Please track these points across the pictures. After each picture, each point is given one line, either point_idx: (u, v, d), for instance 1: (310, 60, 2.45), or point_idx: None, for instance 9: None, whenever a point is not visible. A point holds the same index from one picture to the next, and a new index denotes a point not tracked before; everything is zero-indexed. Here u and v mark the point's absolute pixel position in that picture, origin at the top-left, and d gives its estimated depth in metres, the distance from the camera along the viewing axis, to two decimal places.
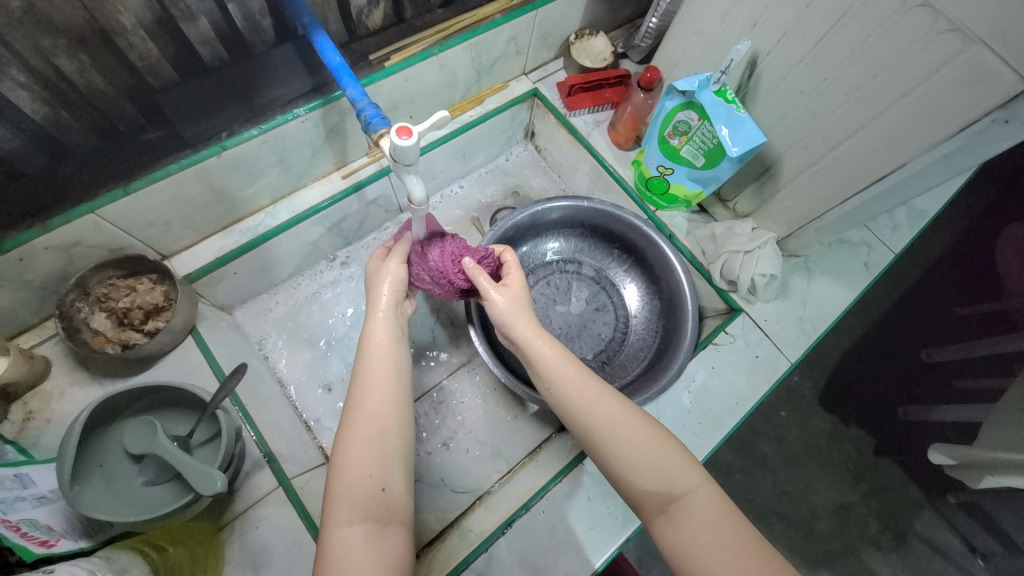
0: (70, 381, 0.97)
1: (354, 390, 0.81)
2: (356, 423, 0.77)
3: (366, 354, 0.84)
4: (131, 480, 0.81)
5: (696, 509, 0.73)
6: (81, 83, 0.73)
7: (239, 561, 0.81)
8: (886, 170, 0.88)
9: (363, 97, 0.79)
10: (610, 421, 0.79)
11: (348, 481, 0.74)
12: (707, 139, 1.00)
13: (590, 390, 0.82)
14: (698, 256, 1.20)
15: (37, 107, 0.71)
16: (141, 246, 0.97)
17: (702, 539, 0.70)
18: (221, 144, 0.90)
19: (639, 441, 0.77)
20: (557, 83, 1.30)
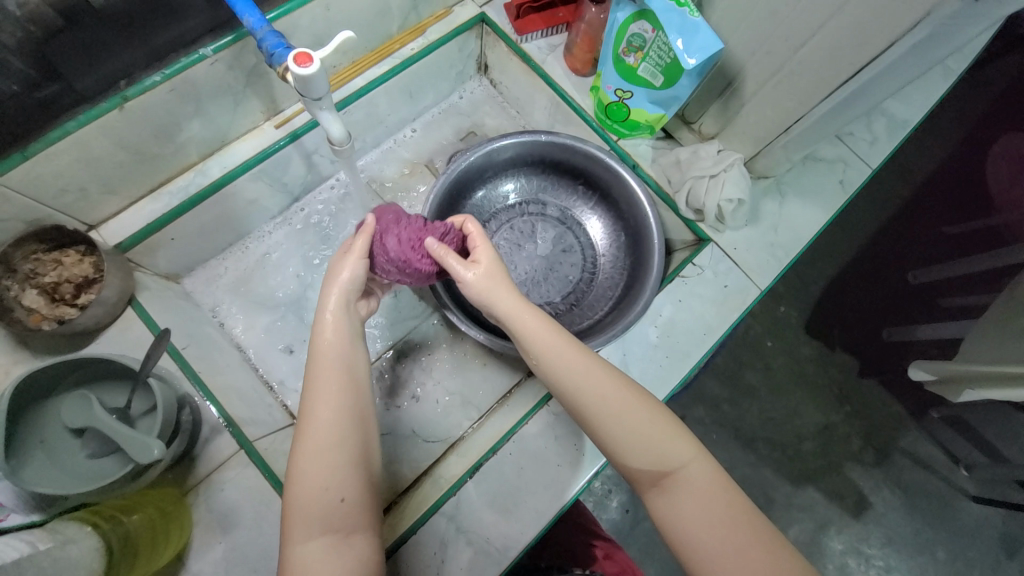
0: (12, 361, 0.91)
1: (307, 398, 0.80)
2: (312, 431, 0.78)
3: (317, 361, 0.82)
4: (75, 453, 0.82)
5: (687, 481, 0.79)
6: None
7: (208, 522, 0.85)
8: (853, 70, 0.83)
9: (262, 24, 0.77)
10: (595, 398, 0.82)
11: (304, 491, 0.76)
12: (664, 53, 0.96)
13: (582, 369, 0.82)
14: (664, 185, 1.15)
15: None
16: (60, 215, 0.94)
17: (693, 511, 0.77)
18: (123, 96, 0.86)
19: (630, 419, 0.81)
20: (505, 5, 1.21)
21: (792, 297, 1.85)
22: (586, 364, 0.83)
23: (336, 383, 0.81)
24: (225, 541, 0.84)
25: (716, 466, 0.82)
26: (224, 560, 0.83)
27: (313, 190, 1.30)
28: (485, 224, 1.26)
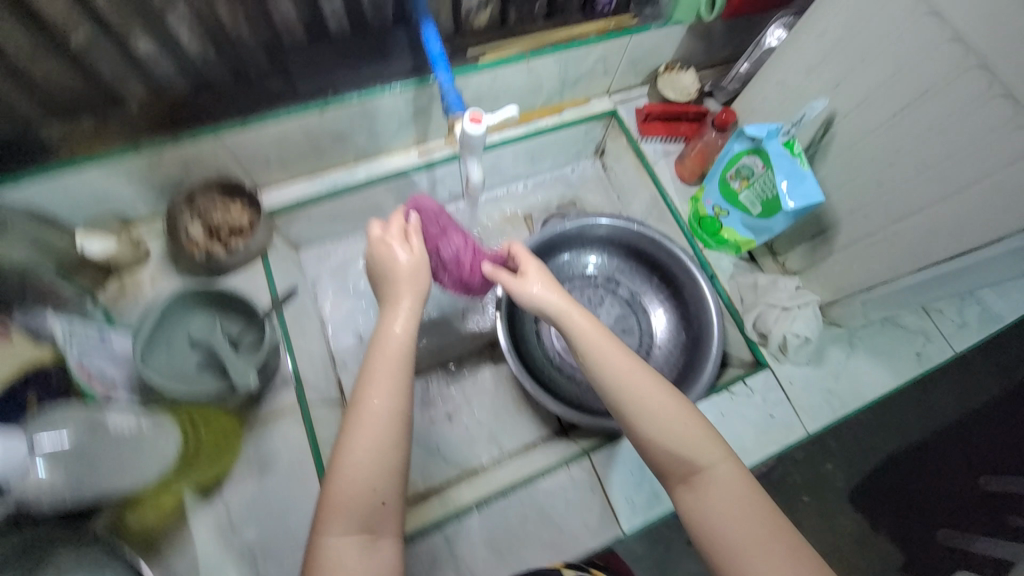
0: (160, 273, 0.71)
1: (361, 382, 0.52)
2: (366, 432, 0.49)
3: (381, 351, 0.53)
4: (184, 359, 0.59)
5: (712, 487, 0.51)
6: (202, 6, 0.56)
7: (248, 460, 0.61)
8: (961, 252, 0.53)
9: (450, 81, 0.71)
10: (664, 428, 0.53)
11: (353, 480, 0.48)
12: (768, 188, 0.66)
13: (620, 375, 0.55)
14: (736, 303, 0.78)
15: (175, 23, 0.56)
16: (240, 174, 0.72)
17: (732, 514, 0.50)
18: (242, 122, 0.65)
19: (671, 426, 0.53)
20: (639, 108, 0.89)
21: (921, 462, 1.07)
22: (624, 361, 0.56)
23: (401, 383, 0.53)
24: (254, 489, 0.60)
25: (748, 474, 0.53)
26: (238, 516, 0.58)
27: None
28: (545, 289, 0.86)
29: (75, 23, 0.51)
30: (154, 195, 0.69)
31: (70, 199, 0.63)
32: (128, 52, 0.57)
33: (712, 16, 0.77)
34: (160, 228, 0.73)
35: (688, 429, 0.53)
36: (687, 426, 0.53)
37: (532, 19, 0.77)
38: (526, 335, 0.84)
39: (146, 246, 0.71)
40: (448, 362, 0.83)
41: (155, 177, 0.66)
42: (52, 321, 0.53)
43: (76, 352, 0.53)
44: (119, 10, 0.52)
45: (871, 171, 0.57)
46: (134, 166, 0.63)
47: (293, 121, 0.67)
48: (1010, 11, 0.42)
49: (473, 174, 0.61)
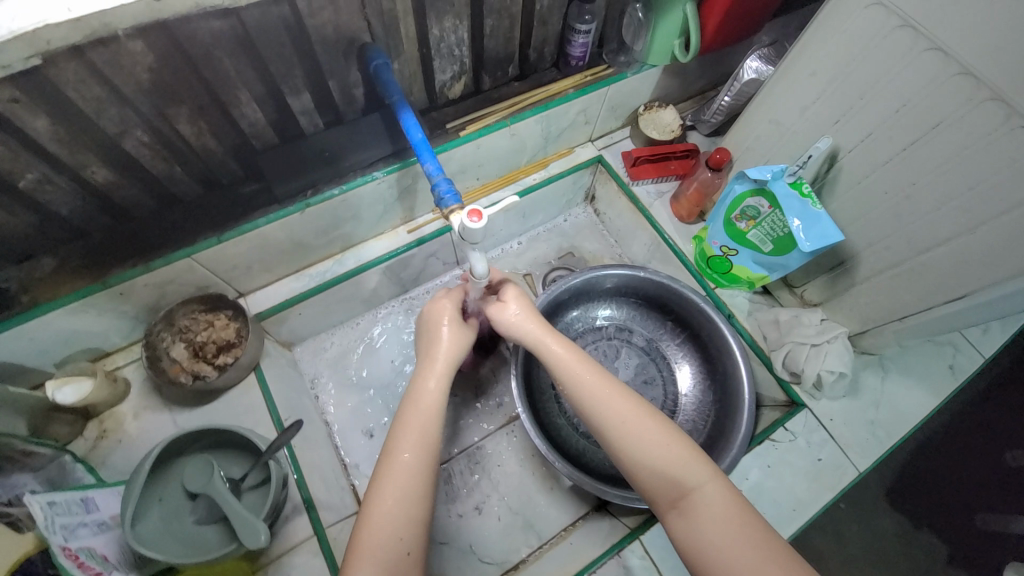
0: (148, 405, 0.66)
1: (392, 435, 0.50)
2: (395, 481, 0.46)
3: (414, 405, 0.51)
4: (180, 513, 0.52)
5: (704, 511, 0.46)
6: (164, 129, 0.52)
7: None
8: (999, 283, 0.50)
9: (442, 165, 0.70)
10: (643, 448, 0.49)
11: (380, 533, 0.44)
12: (778, 228, 0.63)
13: (606, 399, 0.52)
14: (758, 341, 0.75)
15: (135, 151, 0.52)
16: (222, 286, 0.67)
17: (725, 539, 0.44)
18: (219, 237, 0.60)
19: (656, 447, 0.49)
20: (625, 151, 0.87)
21: (987, 479, 0.96)
22: (608, 388, 0.53)
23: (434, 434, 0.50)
24: None
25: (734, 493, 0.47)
26: None
27: (427, 277, 0.88)
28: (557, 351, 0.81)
29: (24, 167, 0.47)
30: (131, 324, 0.64)
31: (36, 346, 0.57)
32: (86, 185, 0.52)
33: (688, 58, 0.76)
34: (136, 354, 0.67)
35: (666, 448, 0.49)
36: (670, 446, 0.49)
37: (506, 83, 0.76)
38: (546, 405, 0.78)
39: (123, 376, 0.66)
40: (468, 445, 0.78)
41: (130, 306, 0.61)
42: (25, 500, 0.44)
43: (59, 533, 0.45)
44: (71, 147, 0.48)
45: (886, 204, 0.55)
46: (105, 301, 0.58)
47: (274, 225, 0.63)
48: (1013, 45, 0.41)
49: (478, 267, 0.52)
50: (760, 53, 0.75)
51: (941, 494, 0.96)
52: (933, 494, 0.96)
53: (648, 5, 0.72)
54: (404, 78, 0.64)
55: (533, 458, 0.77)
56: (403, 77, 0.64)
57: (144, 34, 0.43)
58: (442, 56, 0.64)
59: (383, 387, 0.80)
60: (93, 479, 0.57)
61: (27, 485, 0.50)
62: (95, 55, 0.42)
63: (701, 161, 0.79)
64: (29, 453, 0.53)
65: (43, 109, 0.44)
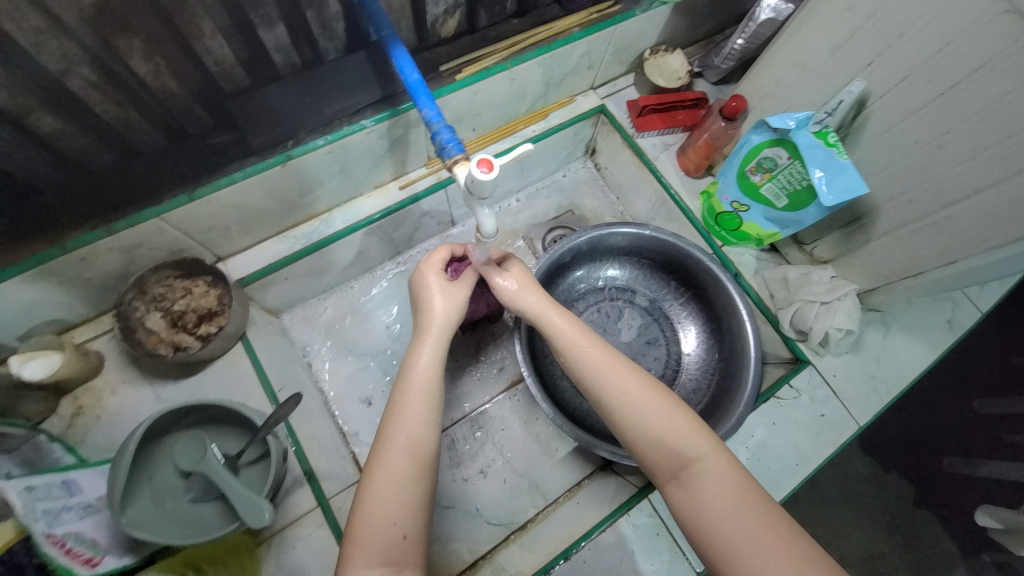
0: (126, 379, 0.61)
1: (388, 414, 0.47)
2: (388, 465, 0.44)
3: (409, 382, 0.48)
4: (172, 493, 0.49)
5: (705, 481, 0.45)
6: (116, 67, 0.44)
7: None
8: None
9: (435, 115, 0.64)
10: (645, 423, 0.47)
11: (380, 507, 0.42)
12: (797, 181, 0.60)
13: (608, 371, 0.50)
14: (767, 299, 0.73)
15: (82, 92, 0.44)
16: (198, 249, 0.61)
17: (724, 509, 0.43)
18: (191, 195, 0.54)
19: (654, 420, 0.47)
20: (629, 100, 0.81)
21: (963, 425, 1.00)
22: (609, 360, 0.50)
23: (433, 407, 0.47)
24: None
25: (736, 465, 0.46)
26: None
27: (421, 238, 0.83)
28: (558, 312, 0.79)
29: None
30: (98, 292, 0.58)
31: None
32: (28, 133, 0.45)
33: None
34: (106, 326, 0.62)
35: (673, 423, 0.47)
36: (671, 417, 0.47)
37: (503, 20, 0.68)
38: (549, 368, 0.76)
39: (93, 350, 0.60)
40: (469, 410, 0.76)
41: (95, 274, 0.55)
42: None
43: (41, 519, 0.42)
44: (2, 86, 0.40)
45: (916, 153, 0.52)
46: (66, 268, 0.52)
47: (253, 181, 0.57)
48: None
49: (487, 225, 0.48)
50: None
51: (922, 441, 1.00)
52: (914, 445, 1.00)
53: None
54: (392, 11, 0.56)
55: (536, 422, 0.76)
56: (391, 8, 0.56)
57: None
58: None
59: (379, 354, 0.77)
60: (74, 459, 0.53)
61: (4, 468, 0.47)
62: None
63: (712, 110, 0.74)
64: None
65: None
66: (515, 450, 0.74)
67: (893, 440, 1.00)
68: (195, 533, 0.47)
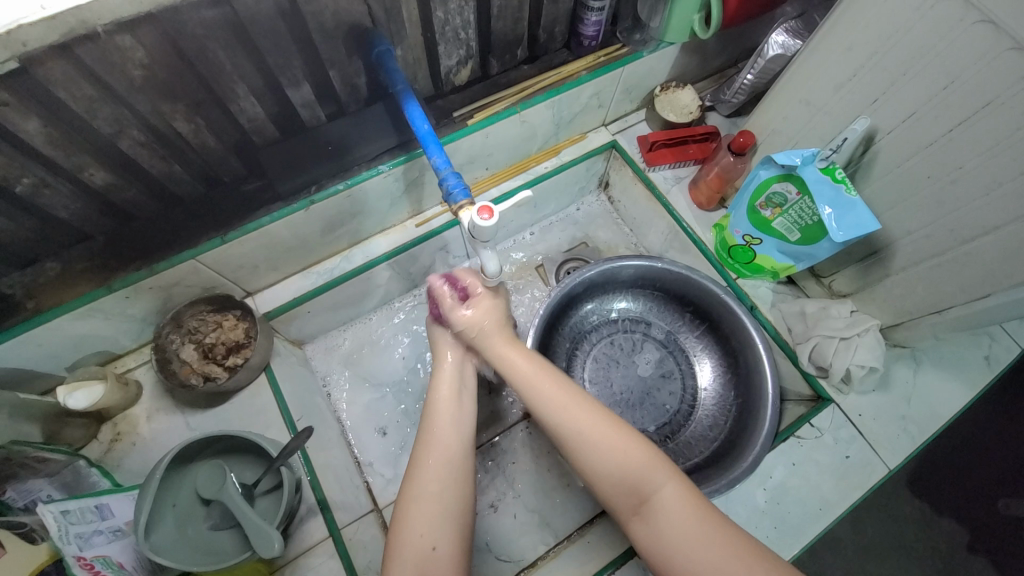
0: (160, 406, 0.65)
1: (417, 452, 0.49)
2: (426, 499, 0.45)
3: (433, 422, 0.50)
4: (193, 519, 0.51)
5: (661, 514, 0.44)
6: (161, 127, 0.50)
7: None
8: None
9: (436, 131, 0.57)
10: (602, 455, 0.47)
11: (422, 515, 0.45)
12: (807, 216, 0.59)
13: (561, 410, 0.49)
14: (785, 333, 0.71)
15: (132, 150, 0.50)
16: (229, 286, 0.66)
17: (685, 544, 0.42)
18: (224, 238, 0.59)
19: (611, 455, 0.46)
20: (640, 136, 0.83)
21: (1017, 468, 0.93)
22: (562, 394, 0.49)
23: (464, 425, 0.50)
24: None
25: (686, 489, 0.45)
26: None
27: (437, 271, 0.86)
28: (571, 345, 0.80)
29: (19, 172, 0.45)
30: (140, 326, 0.63)
31: (45, 351, 0.57)
32: (85, 187, 0.51)
33: (708, 34, 0.71)
34: (147, 357, 0.67)
35: (627, 452, 0.46)
36: (625, 451, 0.46)
37: (515, 66, 0.72)
38: None
39: (134, 379, 0.66)
40: (481, 441, 0.77)
41: (137, 309, 0.60)
42: (38, 509, 0.44)
43: (74, 542, 0.45)
44: (64, 149, 0.46)
45: (928, 190, 0.51)
46: (111, 305, 0.57)
47: (279, 224, 0.61)
48: None
49: (491, 265, 0.50)
50: (786, 26, 0.69)
51: (971, 485, 0.92)
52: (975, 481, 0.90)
53: None
54: (408, 65, 0.61)
55: (547, 455, 0.76)
56: (407, 63, 0.61)
57: (134, 29, 0.41)
58: (447, 40, 0.60)
59: (394, 384, 0.79)
60: (109, 483, 0.58)
61: (44, 492, 0.51)
62: (83, 52, 0.40)
63: (723, 144, 0.75)
64: (42, 460, 0.53)
65: (35, 111, 0.42)
66: (527, 484, 0.74)
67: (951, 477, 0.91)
68: (212, 560, 0.49)
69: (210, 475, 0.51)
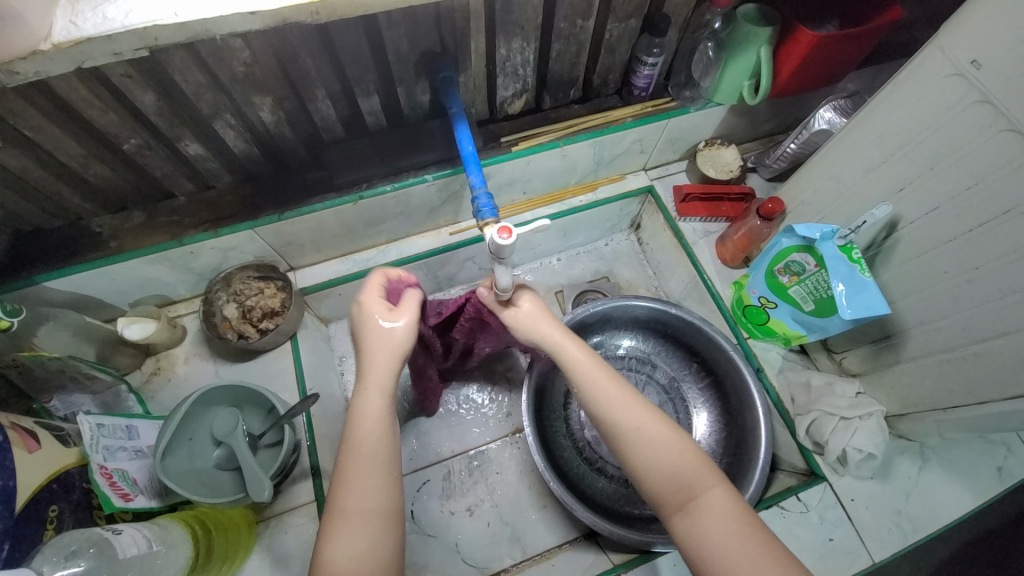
0: (197, 353, 0.73)
1: (338, 477, 0.47)
2: (355, 522, 0.44)
3: (358, 440, 0.47)
4: (201, 455, 0.58)
5: (707, 514, 0.45)
6: (250, 113, 0.58)
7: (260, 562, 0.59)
8: None
9: (470, 147, 0.61)
10: (653, 453, 0.48)
11: (347, 565, 0.43)
12: (820, 288, 0.60)
13: (618, 405, 0.50)
14: (786, 401, 0.71)
15: (221, 129, 0.58)
16: (276, 258, 0.74)
17: (727, 542, 0.44)
18: (280, 215, 0.66)
19: (660, 454, 0.48)
20: (676, 185, 0.86)
21: None
22: (618, 395, 0.51)
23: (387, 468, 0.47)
24: None
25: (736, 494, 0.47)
26: None
27: (462, 279, 0.91)
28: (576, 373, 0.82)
29: (130, 133, 0.54)
30: (195, 279, 0.72)
31: (116, 285, 0.66)
32: (178, 153, 0.60)
33: (756, 100, 0.74)
34: (195, 307, 0.75)
35: (683, 456, 0.48)
36: (678, 452, 0.48)
37: (566, 104, 0.77)
38: (553, 423, 0.79)
39: (181, 324, 0.74)
40: (472, 445, 0.80)
41: (197, 264, 0.69)
42: (79, 418, 0.52)
43: (100, 452, 0.52)
44: (169, 121, 0.55)
45: (945, 284, 0.52)
46: (177, 256, 0.66)
47: (329, 211, 0.68)
48: None
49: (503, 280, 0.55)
50: (835, 104, 0.72)
51: None
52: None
53: (721, 44, 0.71)
54: (468, 91, 0.67)
55: (531, 474, 0.78)
56: (467, 89, 0.67)
57: (246, 34, 0.49)
58: (506, 74, 0.67)
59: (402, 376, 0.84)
60: (141, 409, 0.65)
61: (84, 406, 0.61)
62: (202, 47, 0.49)
63: (754, 207, 0.76)
64: (91, 377, 0.61)
65: (154, 87, 0.51)
66: (506, 497, 0.76)
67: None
68: (209, 494, 0.55)
69: (225, 419, 0.58)
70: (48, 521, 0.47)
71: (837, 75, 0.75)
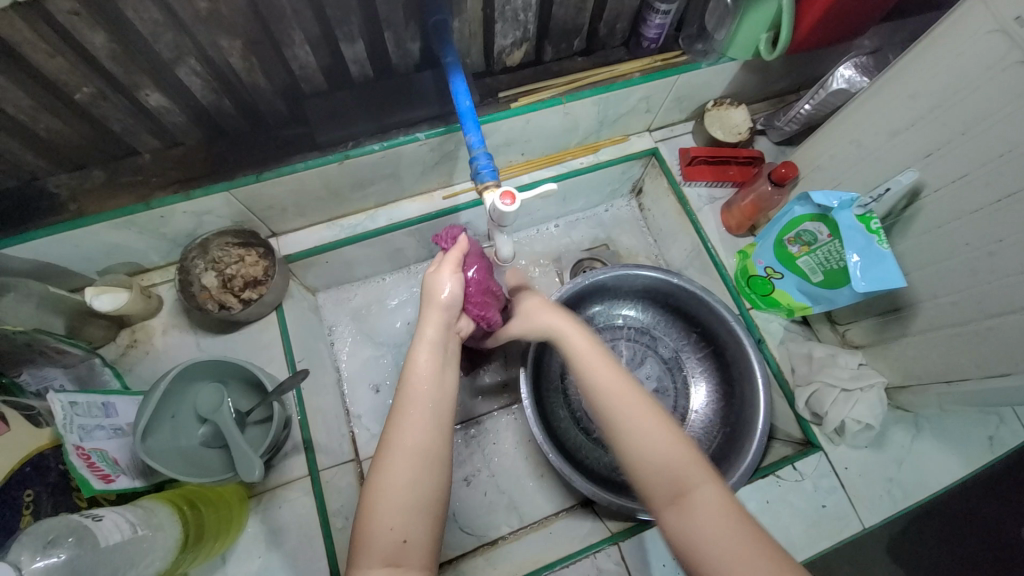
0: (176, 324, 0.69)
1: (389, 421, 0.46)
2: (400, 463, 0.43)
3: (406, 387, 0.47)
4: (184, 432, 0.55)
5: (700, 510, 0.43)
6: (218, 59, 0.52)
7: (254, 537, 0.58)
8: None
9: (468, 103, 0.55)
10: (648, 442, 0.46)
11: (390, 508, 0.42)
12: (832, 259, 0.58)
13: (615, 393, 0.49)
14: (786, 373, 0.71)
15: (186, 77, 0.52)
16: (256, 223, 0.69)
17: (717, 537, 0.41)
18: (258, 176, 0.60)
19: (655, 444, 0.46)
20: (682, 148, 0.81)
21: None
22: (620, 383, 0.49)
23: (438, 415, 0.47)
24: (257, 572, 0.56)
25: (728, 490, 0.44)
26: None
27: None
28: None
29: (80, 80, 0.48)
30: (169, 246, 0.67)
31: (81, 252, 0.60)
32: (138, 105, 0.53)
33: (773, 56, 0.69)
34: (171, 275, 0.70)
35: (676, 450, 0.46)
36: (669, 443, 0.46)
37: (569, 56, 0.71)
38: (550, 395, 0.78)
39: (157, 294, 0.70)
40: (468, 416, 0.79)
41: (169, 230, 0.63)
42: (49, 397, 0.48)
43: (76, 432, 0.48)
44: (125, 67, 0.48)
45: (963, 256, 0.50)
46: (146, 221, 0.60)
47: (312, 172, 0.62)
48: None
49: (504, 248, 0.54)
50: (856, 61, 0.67)
51: None
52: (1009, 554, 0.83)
53: None
54: (463, 38, 0.61)
55: (529, 444, 0.77)
56: (463, 36, 0.61)
57: None
58: (505, 20, 0.60)
59: (395, 346, 0.81)
60: (118, 384, 0.62)
61: (57, 381, 0.57)
62: None
63: (764, 172, 0.73)
64: (61, 351, 0.57)
65: (102, 24, 0.44)
66: (504, 466, 0.76)
67: (977, 535, 0.84)
68: (196, 473, 0.52)
69: (210, 395, 0.55)
70: (24, 509, 0.45)
71: (860, 29, 0.70)
